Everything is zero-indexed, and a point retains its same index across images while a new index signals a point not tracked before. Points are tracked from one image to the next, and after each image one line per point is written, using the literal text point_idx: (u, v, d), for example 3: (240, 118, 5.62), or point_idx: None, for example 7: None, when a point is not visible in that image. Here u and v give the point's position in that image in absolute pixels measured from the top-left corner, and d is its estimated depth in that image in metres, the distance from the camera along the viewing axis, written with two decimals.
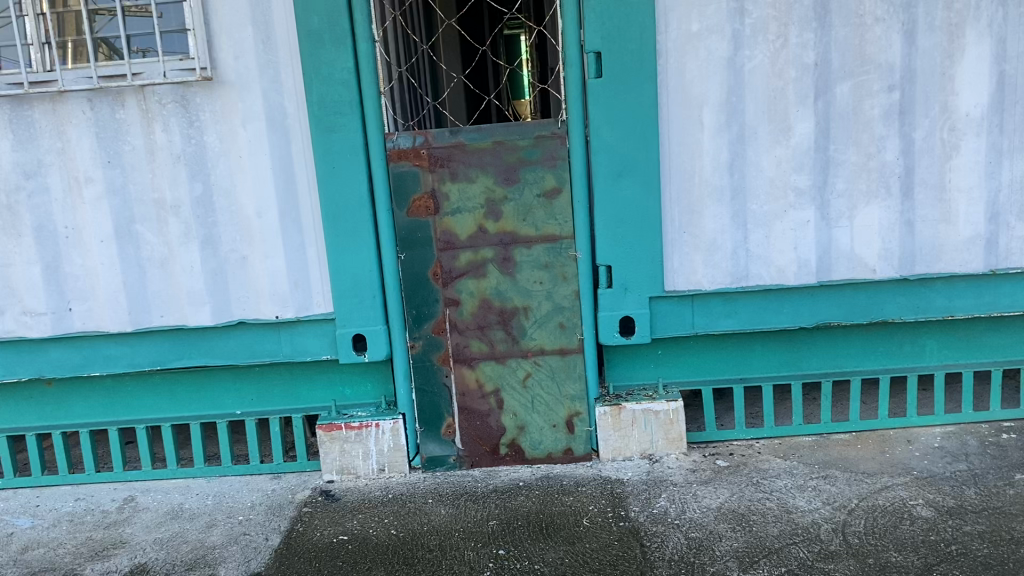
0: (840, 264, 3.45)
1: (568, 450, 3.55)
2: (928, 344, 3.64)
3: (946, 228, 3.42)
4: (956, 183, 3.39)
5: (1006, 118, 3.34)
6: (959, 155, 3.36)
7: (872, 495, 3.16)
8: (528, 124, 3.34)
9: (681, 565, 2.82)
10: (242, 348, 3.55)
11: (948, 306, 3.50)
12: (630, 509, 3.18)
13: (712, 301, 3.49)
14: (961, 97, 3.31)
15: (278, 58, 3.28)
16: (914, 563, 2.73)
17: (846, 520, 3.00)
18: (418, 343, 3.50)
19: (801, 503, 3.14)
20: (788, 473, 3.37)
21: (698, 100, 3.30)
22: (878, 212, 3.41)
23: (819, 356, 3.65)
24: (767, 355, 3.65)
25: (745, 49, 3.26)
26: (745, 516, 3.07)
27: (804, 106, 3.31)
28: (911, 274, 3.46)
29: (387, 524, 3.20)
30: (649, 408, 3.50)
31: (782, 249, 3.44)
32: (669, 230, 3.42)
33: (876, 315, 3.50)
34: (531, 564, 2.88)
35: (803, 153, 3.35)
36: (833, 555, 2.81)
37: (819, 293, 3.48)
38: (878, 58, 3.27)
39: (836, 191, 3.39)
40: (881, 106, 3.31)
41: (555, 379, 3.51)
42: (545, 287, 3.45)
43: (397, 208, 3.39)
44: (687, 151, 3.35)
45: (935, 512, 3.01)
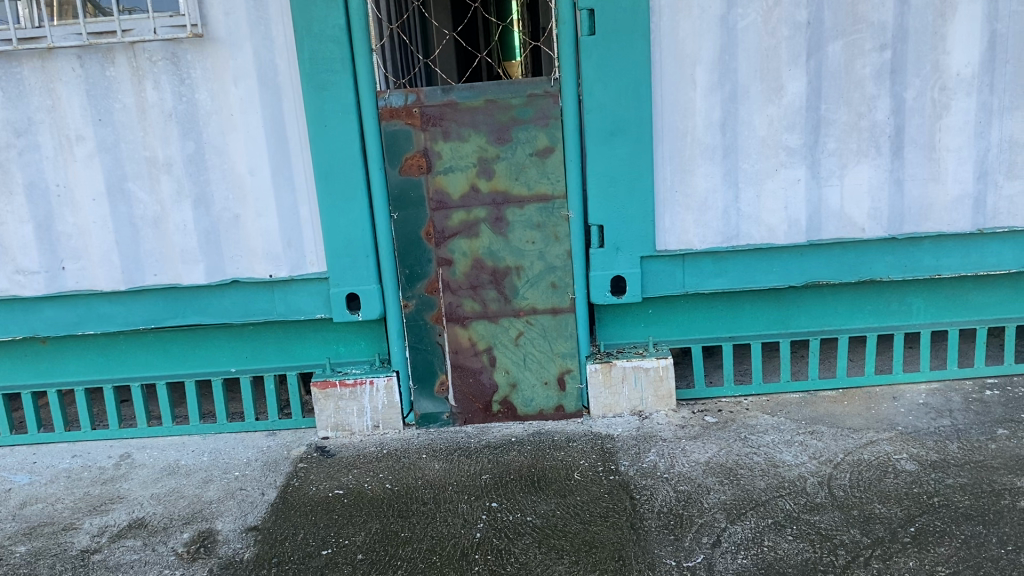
0: (829, 224, 3.48)
1: (559, 406, 3.61)
2: (915, 302, 3.69)
3: (935, 187, 3.45)
4: (946, 143, 3.41)
5: (997, 77, 3.35)
6: (949, 115, 3.38)
7: (858, 450, 3.22)
8: (520, 83, 3.33)
9: (670, 516, 2.88)
10: (236, 307, 3.57)
11: (935, 266, 3.54)
12: (620, 463, 3.24)
13: (703, 260, 3.53)
14: (952, 56, 3.32)
15: (269, 14, 3.26)
16: (897, 514, 2.80)
17: (832, 474, 3.07)
18: (411, 302, 3.53)
19: (788, 457, 3.20)
20: (775, 429, 3.43)
21: (691, 58, 3.30)
22: (868, 171, 3.43)
23: (808, 315, 3.70)
24: (756, 314, 3.69)
25: (738, 8, 3.26)
26: (733, 470, 3.13)
27: (796, 65, 3.31)
28: (899, 233, 3.49)
29: (382, 478, 3.25)
30: (639, 365, 3.56)
31: (772, 208, 3.46)
32: (660, 189, 3.44)
33: (864, 274, 3.55)
34: (523, 516, 2.95)
35: (794, 113, 3.36)
36: (818, 507, 2.88)
37: (809, 252, 3.52)
38: (871, 17, 3.27)
39: (827, 150, 3.41)
40: (873, 65, 3.32)
41: (547, 338, 3.55)
42: (537, 247, 3.47)
43: (389, 166, 3.39)
44: (679, 111, 3.36)
45: (919, 466, 3.08)
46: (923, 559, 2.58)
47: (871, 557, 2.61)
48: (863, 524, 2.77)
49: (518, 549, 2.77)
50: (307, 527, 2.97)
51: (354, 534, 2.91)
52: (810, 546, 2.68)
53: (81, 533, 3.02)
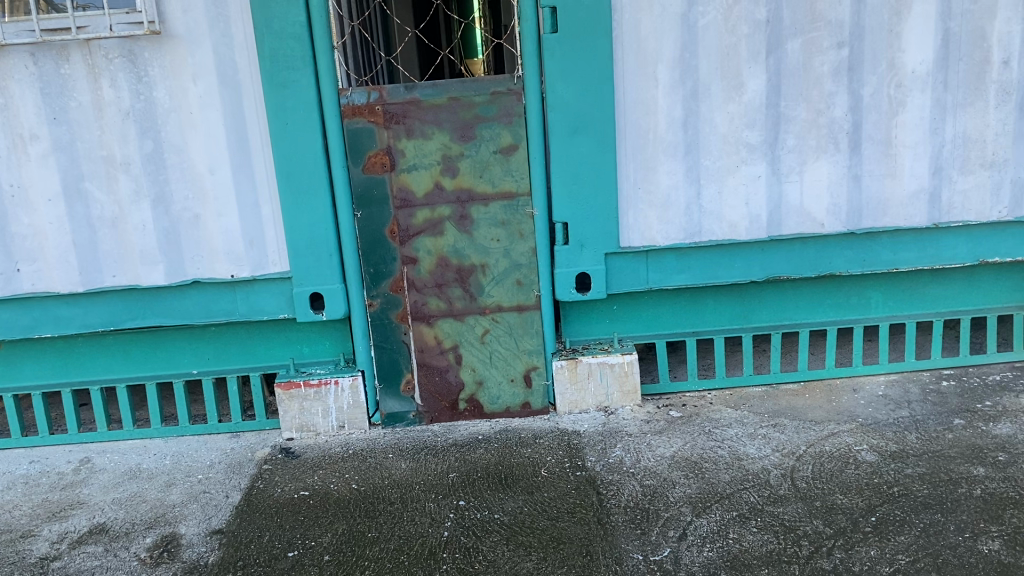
0: (789, 219, 3.53)
1: (526, 404, 3.62)
2: (874, 296, 3.76)
3: (892, 182, 3.51)
4: (902, 139, 3.47)
5: (950, 75, 3.42)
6: (905, 112, 3.44)
7: (819, 442, 3.27)
8: (484, 80, 3.33)
9: (637, 511, 2.91)
10: (198, 307, 3.52)
11: (893, 260, 3.61)
12: (587, 459, 3.26)
13: (666, 256, 3.55)
14: (907, 53, 3.38)
15: (229, 12, 3.22)
16: (858, 504, 2.85)
17: (794, 466, 3.12)
18: (376, 301, 3.51)
19: (751, 450, 3.24)
20: (739, 422, 3.47)
21: (653, 56, 3.33)
22: (827, 167, 3.48)
23: (769, 309, 3.74)
24: (719, 309, 3.73)
25: (698, 6, 3.29)
26: (698, 464, 3.17)
27: (755, 63, 3.35)
28: (858, 227, 3.55)
29: (348, 479, 3.23)
30: (604, 361, 3.57)
31: (733, 205, 3.50)
32: (624, 186, 3.46)
33: (824, 268, 3.60)
34: (490, 514, 2.95)
35: (754, 110, 3.40)
36: (781, 498, 2.92)
37: (770, 247, 3.56)
38: (828, 15, 3.32)
39: (787, 147, 3.46)
40: (831, 63, 3.37)
41: (513, 335, 3.56)
42: (501, 245, 3.47)
43: (352, 165, 3.37)
44: (642, 108, 3.38)
45: (878, 456, 3.14)
46: (884, 548, 2.63)
47: (833, 547, 2.65)
48: (825, 515, 2.81)
49: (486, 547, 2.77)
50: (273, 529, 2.94)
51: (320, 535, 2.89)
52: (774, 537, 2.72)
53: (40, 540, 2.96)
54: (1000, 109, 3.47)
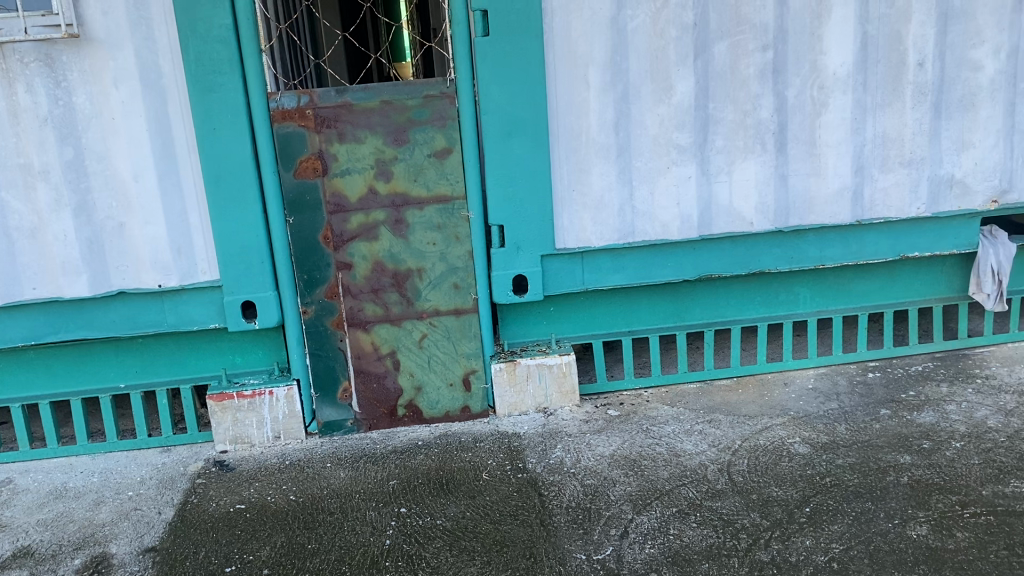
0: (719, 219, 3.60)
1: (465, 407, 3.60)
2: (802, 292, 3.86)
3: (816, 180, 3.61)
4: (826, 139, 3.57)
5: (869, 76, 3.52)
6: (828, 112, 3.54)
7: (753, 436, 3.34)
8: (416, 83, 3.30)
9: (578, 511, 2.92)
10: (124, 319, 3.41)
11: (819, 257, 3.71)
12: (528, 461, 3.26)
13: (601, 257, 3.58)
14: (829, 55, 3.48)
15: (151, 14, 3.13)
16: (793, 496, 2.92)
17: (731, 460, 3.18)
18: (310, 308, 3.45)
19: (688, 446, 3.29)
20: (675, 419, 3.52)
21: (584, 59, 3.35)
22: (754, 167, 3.56)
23: (703, 307, 3.81)
24: (654, 308, 3.78)
25: (627, 9, 3.32)
26: (637, 462, 3.20)
27: (683, 66, 3.41)
28: (785, 225, 3.64)
29: (285, 490, 3.17)
30: (542, 363, 3.58)
31: (665, 205, 3.55)
32: (558, 188, 3.48)
33: (754, 266, 3.68)
34: (432, 520, 2.93)
35: (684, 112, 3.46)
36: (719, 493, 2.97)
37: (701, 247, 3.62)
38: (753, 18, 3.39)
39: (715, 148, 3.52)
40: (756, 65, 3.44)
41: (451, 339, 3.54)
42: (438, 248, 3.45)
43: (282, 169, 3.31)
44: (574, 110, 3.40)
45: (811, 448, 3.22)
46: (818, 538, 2.70)
47: (770, 539, 2.71)
48: (762, 507, 2.87)
49: (429, 554, 2.74)
50: (209, 545, 2.86)
51: (258, 549, 2.83)
52: (713, 532, 2.76)
53: None
54: (917, 109, 3.58)
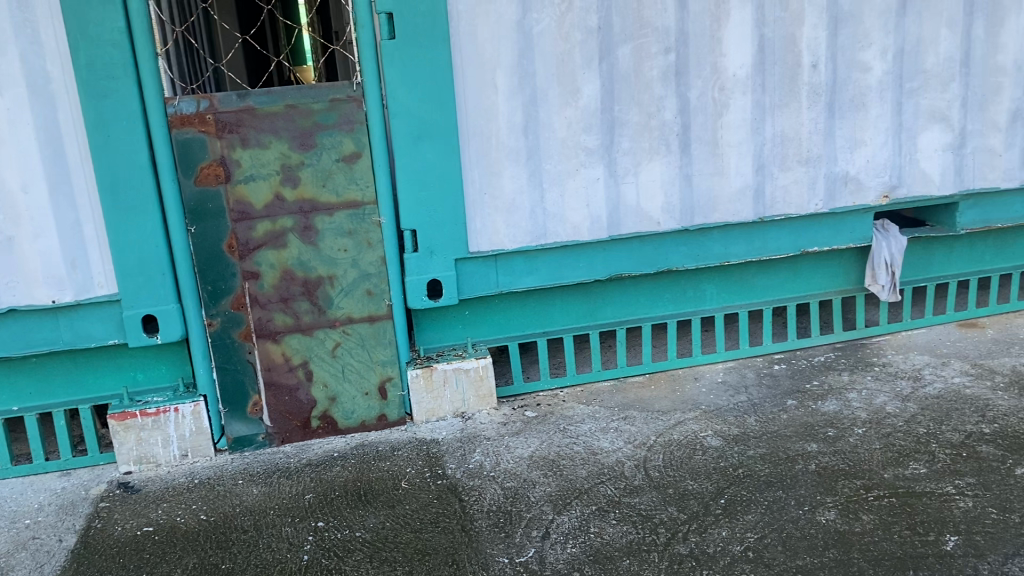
0: (629, 219, 3.66)
1: (381, 416, 3.55)
2: (709, 289, 3.95)
3: (720, 180, 3.70)
4: (728, 139, 3.67)
5: (767, 78, 3.63)
6: (729, 113, 3.64)
7: (668, 431, 3.40)
8: (321, 87, 3.24)
9: (499, 514, 2.91)
10: (15, 338, 3.24)
11: (724, 253, 3.81)
12: (447, 467, 3.23)
13: (514, 259, 3.59)
14: (728, 58, 3.57)
15: (37, 16, 2.97)
16: (708, 488, 2.98)
17: (646, 456, 3.22)
18: (216, 320, 3.34)
19: (605, 444, 3.32)
20: (591, 418, 3.55)
21: (491, 62, 3.35)
22: (660, 168, 3.63)
23: (615, 306, 3.86)
24: (568, 309, 3.81)
25: (532, 13, 3.34)
26: (556, 462, 3.21)
27: (589, 69, 3.44)
28: (691, 224, 3.72)
29: (196, 510, 3.05)
30: (459, 367, 3.56)
31: (575, 207, 3.58)
32: (470, 191, 3.47)
33: (662, 264, 3.75)
34: (351, 532, 2.87)
35: (591, 114, 3.50)
36: (636, 489, 3.01)
37: (612, 247, 3.67)
38: (655, 22, 3.46)
39: (622, 149, 3.57)
40: (659, 68, 3.51)
41: (364, 347, 3.48)
42: (349, 255, 3.38)
43: (183, 177, 3.19)
44: (482, 113, 3.39)
45: (722, 441, 3.30)
46: (733, 528, 2.76)
47: (688, 532, 2.76)
48: (678, 501, 2.92)
49: (349, 567, 2.69)
50: (115, 571, 2.73)
51: (169, 572, 2.71)
52: (633, 528, 2.79)
53: None
54: (812, 109, 3.71)
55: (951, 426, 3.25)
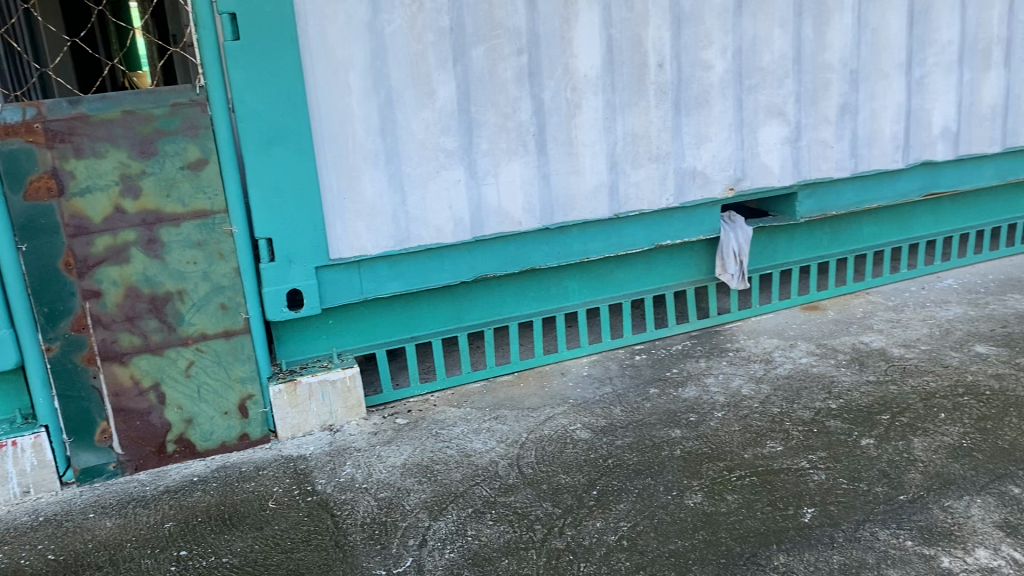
0: (490, 220, 3.66)
1: (243, 435, 3.41)
2: (572, 285, 4.01)
3: (577, 178, 3.77)
4: (582, 138, 3.73)
5: (616, 78, 3.72)
6: (582, 112, 3.70)
7: (538, 427, 3.43)
8: (161, 91, 3.06)
9: (374, 526, 2.84)
10: None
11: (584, 250, 3.89)
12: (316, 483, 3.13)
13: (376, 265, 3.53)
14: (579, 58, 3.63)
15: None
16: (580, 481, 3.02)
17: (519, 454, 3.24)
18: (54, 344, 3.09)
19: (478, 445, 3.32)
20: (462, 420, 3.53)
21: (343, 64, 3.27)
22: (518, 168, 3.65)
23: (481, 308, 3.85)
24: (434, 312, 3.77)
25: (383, 14, 3.28)
26: (429, 468, 3.17)
27: (444, 70, 3.42)
28: (551, 223, 3.77)
29: (41, 550, 2.82)
30: (324, 379, 3.46)
31: (437, 209, 3.55)
32: (327, 197, 3.38)
33: (525, 263, 3.79)
34: (218, 559, 2.73)
35: (447, 116, 3.47)
36: (511, 488, 3.01)
37: (474, 248, 3.67)
38: (506, 23, 3.47)
39: (480, 150, 3.57)
40: (512, 68, 3.53)
41: (222, 363, 3.32)
42: (200, 268, 3.22)
43: (9, 191, 2.94)
44: (336, 116, 3.31)
45: (592, 433, 3.36)
46: (607, 518, 2.81)
47: (564, 526, 2.78)
48: (553, 496, 2.95)
49: None
50: None
51: None
52: (510, 527, 2.80)
53: None
54: (660, 107, 3.83)
55: (801, 404, 3.44)
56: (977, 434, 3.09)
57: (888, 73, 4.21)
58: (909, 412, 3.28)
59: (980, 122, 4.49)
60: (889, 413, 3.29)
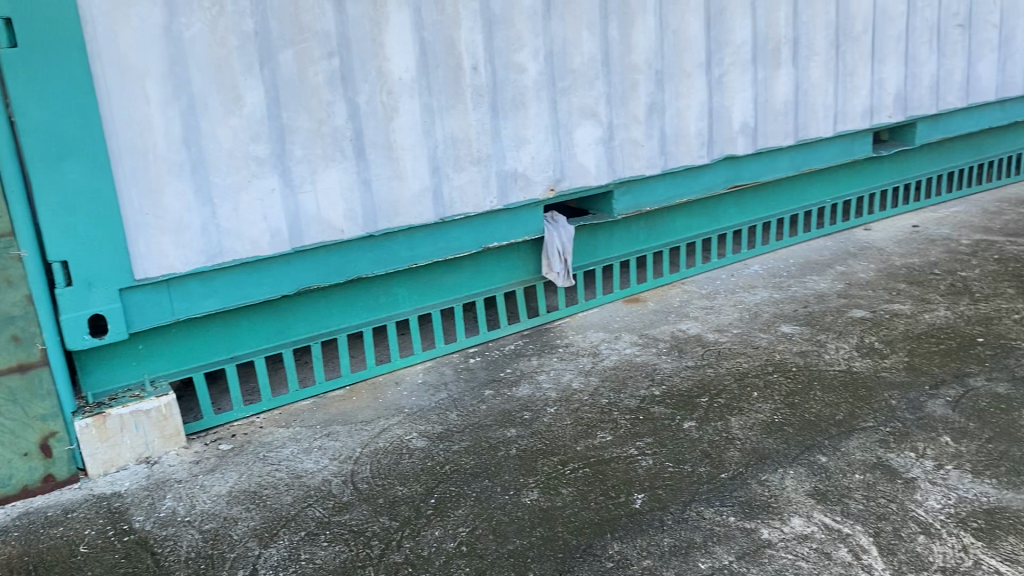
0: (311, 230, 3.54)
1: (47, 477, 3.12)
2: (401, 293, 3.94)
3: (398, 183, 3.70)
4: (401, 142, 3.67)
5: (431, 81, 3.69)
6: (399, 116, 3.64)
7: (372, 440, 3.34)
8: None
9: (199, 561, 2.67)
10: None
11: (411, 256, 3.83)
12: (133, 521, 2.91)
13: (189, 283, 3.33)
14: (392, 61, 3.57)
15: None
16: (417, 491, 2.97)
17: (353, 469, 3.14)
18: None
19: (309, 465, 3.19)
20: (292, 440, 3.39)
21: (138, 71, 3.05)
22: (337, 175, 3.55)
23: (306, 321, 3.71)
24: (256, 329, 3.60)
25: (180, 17, 3.09)
26: (258, 493, 3.02)
27: (250, 75, 3.27)
28: (375, 230, 3.69)
29: None
30: (137, 409, 3.22)
31: (251, 220, 3.39)
32: (129, 214, 3.15)
33: (350, 273, 3.69)
34: None
35: (257, 123, 3.33)
36: (346, 505, 2.92)
37: (294, 259, 3.54)
38: (315, 26, 3.36)
39: (295, 158, 3.44)
40: (324, 72, 3.42)
41: (17, 401, 3.02)
42: None
43: None
44: (133, 127, 3.09)
45: (427, 440, 3.30)
46: (445, 526, 2.77)
47: (402, 539, 2.72)
48: (389, 509, 2.88)
49: None
50: None
51: None
52: (345, 546, 2.70)
53: None
54: (477, 110, 3.83)
55: (628, 393, 3.54)
56: (786, 409, 3.28)
57: (690, 72, 4.42)
58: (725, 393, 3.45)
59: (774, 117, 4.75)
60: (708, 396, 3.45)
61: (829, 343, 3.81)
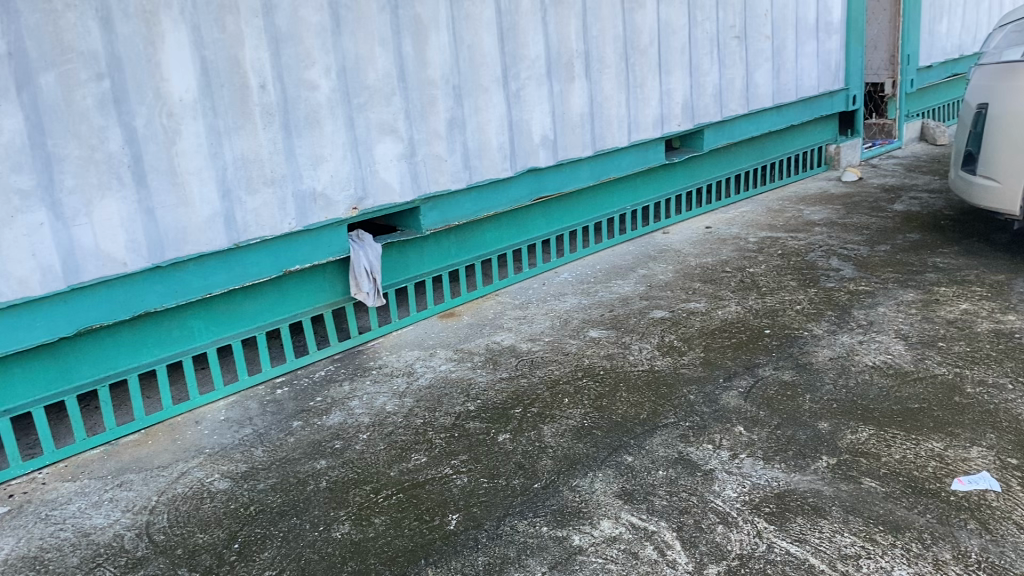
0: (88, 264, 3.27)
1: None
2: (197, 325, 3.70)
3: (186, 210, 3.49)
4: (186, 166, 3.46)
5: (216, 101, 3.50)
6: (182, 139, 3.42)
7: (170, 486, 3.11)
8: None
9: None
10: None
11: (204, 285, 3.62)
12: None
13: None
14: (170, 82, 3.35)
15: None
16: (220, 537, 2.79)
17: (149, 520, 2.91)
18: None
19: (99, 520, 2.94)
20: (79, 495, 3.11)
21: None
22: (115, 204, 3.29)
23: (90, 364, 3.42)
24: (30, 377, 3.27)
25: None
26: (39, 558, 2.75)
27: (6, 100, 2.97)
28: (162, 261, 3.46)
29: None
30: None
31: (18, 258, 3.09)
32: None
33: (136, 308, 3.44)
34: None
35: (17, 152, 3.03)
36: (141, 561, 2.70)
37: (71, 297, 3.25)
38: (79, 46, 3.11)
39: (66, 188, 3.17)
40: (93, 95, 3.16)
41: None
42: None
43: None
44: None
45: (231, 481, 3.11)
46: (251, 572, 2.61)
47: None
48: (189, 560, 2.69)
49: None
50: None
51: None
52: None
53: None
54: (267, 130, 3.67)
55: (443, 411, 3.42)
56: (594, 413, 3.32)
57: (487, 87, 4.42)
58: (538, 403, 3.43)
59: (571, 129, 4.87)
60: (521, 406, 3.41)
61: (632, 344, 3.93)
